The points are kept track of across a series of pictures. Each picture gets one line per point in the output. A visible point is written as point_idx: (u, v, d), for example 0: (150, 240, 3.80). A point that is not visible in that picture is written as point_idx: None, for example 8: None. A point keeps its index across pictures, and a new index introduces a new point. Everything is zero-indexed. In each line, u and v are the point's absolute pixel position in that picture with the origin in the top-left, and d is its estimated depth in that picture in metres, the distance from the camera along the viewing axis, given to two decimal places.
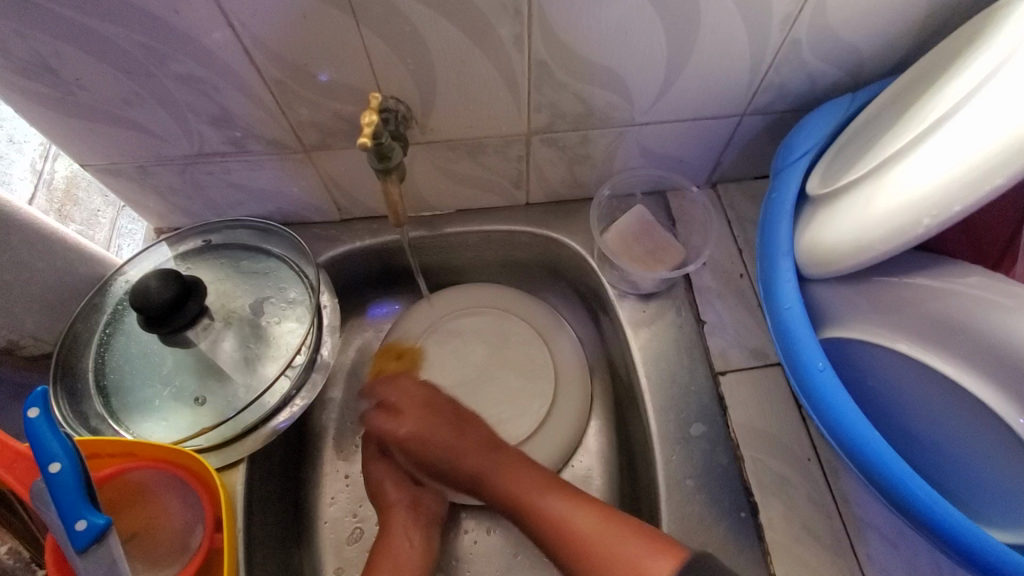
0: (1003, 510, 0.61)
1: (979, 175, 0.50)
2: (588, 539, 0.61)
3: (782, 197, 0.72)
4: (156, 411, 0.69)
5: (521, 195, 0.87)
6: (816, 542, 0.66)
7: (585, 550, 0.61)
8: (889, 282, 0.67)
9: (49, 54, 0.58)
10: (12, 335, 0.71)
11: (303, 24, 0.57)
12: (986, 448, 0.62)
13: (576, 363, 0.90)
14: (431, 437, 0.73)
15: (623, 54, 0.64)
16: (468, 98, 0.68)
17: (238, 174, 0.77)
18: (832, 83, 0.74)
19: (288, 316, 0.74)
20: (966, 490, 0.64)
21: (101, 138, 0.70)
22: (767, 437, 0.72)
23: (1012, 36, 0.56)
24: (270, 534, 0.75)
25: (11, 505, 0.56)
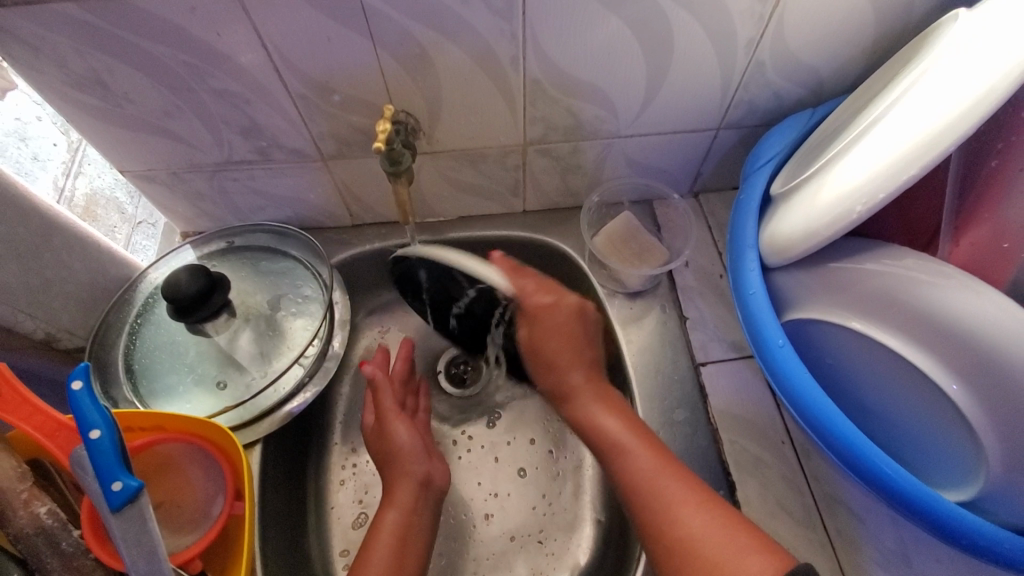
0: (946, 468, 0.49)
1: (904, 163, 0.39)
2: (691, 529, 0.44)
3: (747, 200, 0.55)
4: (182, 397, 0.58)
5: (517, 203, 0.71)
6: (787, 515, 0.54)
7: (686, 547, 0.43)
8: (848, 266, 0.49)
9: (99, 68, 0.48)
10: (48, 329, 0.58)
11: (327, 47, 0.48)
12: (927, 413, 0.48)
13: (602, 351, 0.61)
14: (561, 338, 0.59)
15: (661, 54, 0.51)
16: (467, 106, 0.55)
17: (264, 181, 0.63)
18: (797, 101, 0.59)
19: (301, 312, 0.62)
20: (916, 454, 0.50)
21: (116, 141, 0.57)
22: (745, 422, 0.58)
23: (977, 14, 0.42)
24: (282, 515, 0.61)
25: (49, 477, 0.48)
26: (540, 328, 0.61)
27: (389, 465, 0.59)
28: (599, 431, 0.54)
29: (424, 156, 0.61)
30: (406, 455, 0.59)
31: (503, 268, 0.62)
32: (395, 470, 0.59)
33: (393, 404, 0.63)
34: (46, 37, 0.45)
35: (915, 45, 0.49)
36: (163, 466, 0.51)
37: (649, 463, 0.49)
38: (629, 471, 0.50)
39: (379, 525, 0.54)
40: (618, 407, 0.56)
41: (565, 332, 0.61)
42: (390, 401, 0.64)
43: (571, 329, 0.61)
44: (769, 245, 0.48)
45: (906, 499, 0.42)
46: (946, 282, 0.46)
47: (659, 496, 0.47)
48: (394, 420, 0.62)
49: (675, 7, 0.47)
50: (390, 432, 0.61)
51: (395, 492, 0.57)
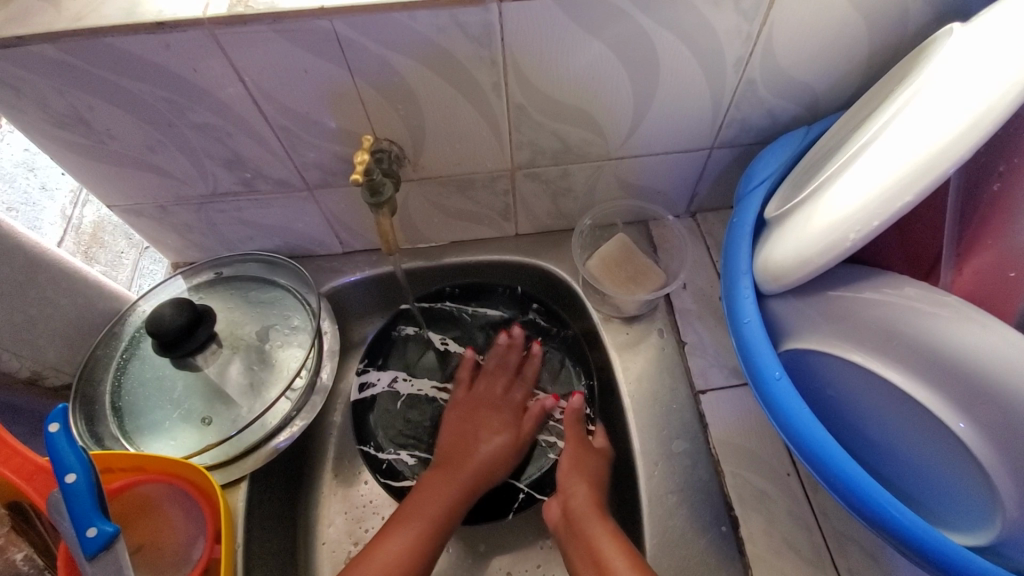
0: (954, 506, 0.45)
1: (899, 188, 0.37)
2: None
3: (740, 223, 0.53)
4: (168, 432, 0.56)
5: (509, 227, 0.69)
6: (795, 553, 0.51)
7: None
8: (846, 294, 0.47)
9: (78, 106, 0.48)
10: (33, 367, 0.58)
11: (306, 79, 0.47)
12: (937, 447, 0.45)
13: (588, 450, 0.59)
14: (569, 462, 0.58)
15: (647, 76, 0.50)
16: (452, 133, 0.54)
17: (251, 212, 0.63)
18: (792, 119, 0.57)
19: (290, 343, 0.61)
20: (926, 491, 0.47)
21: (101, 176, 0.56)
22: (747, 453, 0.55)
23: (970, 32, 0.41)
24: (271, 554, 0.59)
25: (28, 517, 0.47)
26: (576, 449, 0.59)
27: (466, 456, 0.59)
28: (582, 530, 0.52)
29: (410, 183, 0.60)
30: (481, 465, 0.59)
31: (572, 414, 0.62)
32: (465, 462, 0.58)
33: (506, 410, 0.64)
34: (25, 78, 0.45)
35: (912, 58, 0.48)
36: (143, 506, 0.50)
37: (608, 532, 0.51)
38: (586, 542, 0.52)
39: (428, 505, 0.54)
40: (601, 513, 0.54)
41: (590, 471, 0.57)
42: (498, 400, 0.64)
43: (594, 471, 0.58)
44: (765, 272, 0.45)
45: (919, 544, 0.39)
46: (941, 311, 0.43)
47: (604, 563, 0.49)
48: (493, 424, 0.62)
49: (658, 28, 0.46)
50: (488, 434, 0.61)
51: (452, 476, 0.57)
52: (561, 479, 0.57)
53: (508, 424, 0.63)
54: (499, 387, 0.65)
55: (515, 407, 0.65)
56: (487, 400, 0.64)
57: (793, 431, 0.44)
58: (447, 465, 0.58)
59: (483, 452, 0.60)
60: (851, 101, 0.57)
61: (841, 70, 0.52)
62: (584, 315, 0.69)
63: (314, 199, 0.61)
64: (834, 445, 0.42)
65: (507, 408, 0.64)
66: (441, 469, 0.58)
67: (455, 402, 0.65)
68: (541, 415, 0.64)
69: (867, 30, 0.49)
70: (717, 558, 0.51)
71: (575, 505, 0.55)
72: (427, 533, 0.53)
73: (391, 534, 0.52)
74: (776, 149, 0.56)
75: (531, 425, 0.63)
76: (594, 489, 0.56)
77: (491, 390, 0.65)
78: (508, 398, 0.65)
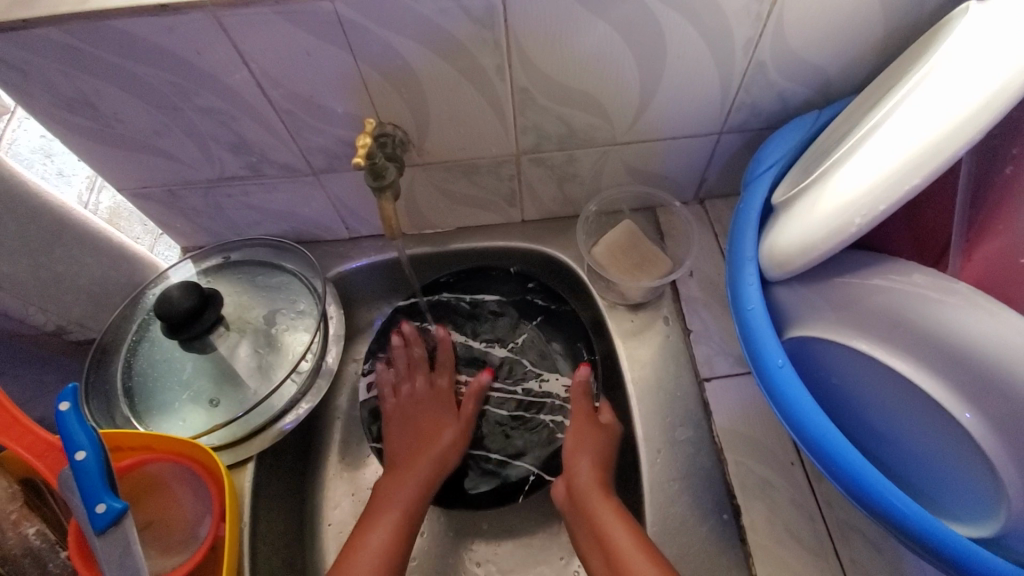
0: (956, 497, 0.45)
1: (907, 171, 0.36)
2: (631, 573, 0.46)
3: (746, 209, 0.52)
4: (178, 413, 0.57)
5: (514, 214, 0.69)
6: (795, 541, 0.50)
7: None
8: (854, 281, 0.46)
9: (86, 89, 0.48)
10: (59, 321, 0.65)
11: (309, 62, 0.47)
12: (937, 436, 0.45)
13: (595, 430, 0.58)
14: (574, 442, 0.58)
15: (653, 58, 0.49)
16: (455, 118, 0.54)
17: (258, 197, 0.63)
18: (803, 103, 0.56)
19: (297, 327, 0.62)
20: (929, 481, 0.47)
21: (110, 161, 0.57)
22: (751, 442, 0.55)
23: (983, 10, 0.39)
24: (276, 533, 0.60)
25: (42, 495, 0.50)
26: (582, 425, 0.58)
27: (416, 455, 0.60)
28: (585, 508, 0.53)
29: (414, 168, 0.60)
30: (438, 456, 0.60)
31: (578, 388, 0.61)
32: (421, 459, 0.59)
33: (438, 401, 0.65)
34: (33, 62, 0.45)
35: (926, 40, 0.46)
36: (152, 484, 0.51)
37: (613, 510, 0.52)
38: (593, 520, 0.52)
39: (389, 494, 0.56)
40: (608, 493, 0.54)
41: (597, 451, 0.57)
42: (428, 399, 0.64)
43: (600, 449, 0.57)
44: (769, 259, 0.44)
45: (919, 534, 0.39)
46: (949, 298, 0.42)
47: (612, 544, 0.49)
48: (435, 420, 0.63)
49: (663, 8, 0.45)
50: (433, 429, 0.62)
51: (400, 480, 0.58)
52: (567, 459, 0.57)
53: (449, 419, 0.63)
54: (422, 387, 0.65)
55: (450, 398, 0.66)
56: (423, 395, 0.65)
57: (794, 422, 0.43)
58: (397, 466, 0.59)
59: (444, 440, 0.61)
60: (865, 83, 0.55)
61: (854, 51, 0.51)
62: (589, 303, 0.69)
63: (320, 184, 0.62)
64: (835, 434, 0.41)
65: (440, 399, 0.65)
66: (389, 474, 0.59)
67: (387, 412, 0.64)
68: (477, 395, 0.65)
69: (881, 9, 0.47)
70: (718, 545, 0.51)
71: (580, 481, 0.55)
72: (399, 518, 0.55)
73: (365, 530, 0.54)
74: (785, 133, 0.54)
75: (469, 407, 0.64)
76: (602, 471, 0.55)
77: (416, 395, 0.65)
78: (433, 382, 0.66)
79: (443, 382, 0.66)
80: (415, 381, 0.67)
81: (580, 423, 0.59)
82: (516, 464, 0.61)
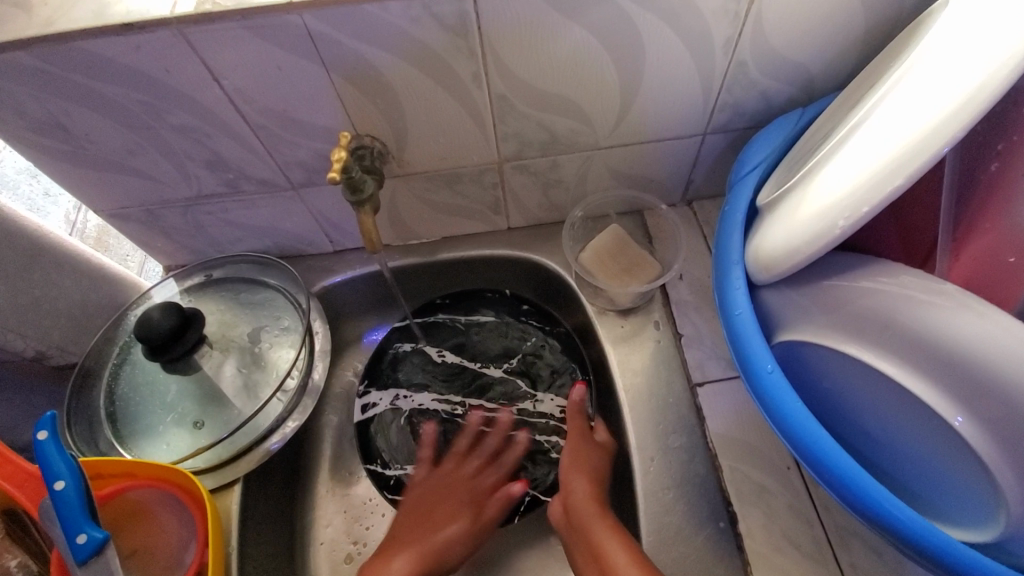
0: (953, 501, 0.44)
1: (891, 170, 0.35)
2: None
3: (731, 212, 0.51)
4: (162, 436, 0.56)
5: (500, 221, 0.68)
6: (794, 548, 0.49)
7: None
8: (842, 283, 0.45)
9: (55, 111, 0.47)
10: (39, 347, 0.62)
11: (281, 77, 0.46)
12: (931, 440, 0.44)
13: (594, 447, 0.58)
14: (570, 461, 0.57)
15: (632, 62, 0.48)
16: (434, 127, 0.53)
17: (238, 214, 0.62)
18: (787, 101, 0.55)
19: (281, 344, 0.61)
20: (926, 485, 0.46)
21: (86, 182, 0.56)
22: (746, 447, 0.54)
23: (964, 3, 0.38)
24: (266, 554, 0.59)
25: (25, 525, 0.48)
26: (577, 443, 0.57)
27: (413, 540, 0.54)
28: (581, 524, 0.52)
29: (395, 179, 0.59)
30: (438, 559, 0.54)
31: (574, 405, 0.60)
32: (425, 544, 0.54)
33: (464, 492, 0.58)
34: (0, 85, 0.44)
35: (906, 35, 0.46)
36: (134, 511, 0.50)
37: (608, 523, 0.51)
38: (588, 534, 0.51)
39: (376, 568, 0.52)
40: (604, 510, 0.52)
41: (592, 467, 0.56)
42: (455, 484, 0.59)
43: (595, 467, 0.56)
44: (754, 262, 0.43)
45: (917, 542, 0.38)
46: (938, 300, 0.41)
47: (606, 559, 0.48)
48: (444, 512, 0.57)
49: (640, 11, 0.44)
50: (438, 526, 0.56)
51: (386, 562, 0.52)
52: (563, 476, 0.56)
53: (461, 517, 0.57)
54: (466, 469, 0.60)
55: (478, 488, 0.59)
56: (448, 482, 0.59)
57: (786, 428, 0.42)
58: (383, 552, 0.54)
59: (438, 542, 0.55)
60: (849, 79, 0.54)
61: (836, 47, 0.50)
62: (579, 310, 0.68)
63: (301, 199, 0.61)
64: (826, 440, 0.40)
65: (465, 489, 0.59)
66: (378, 558, 0.53)
67: (415, 482, 0.60)
68: (507, 505, 0.58)
69: (860, 4, 0.47)
70: (715, 555, 0.50)
71: (576, 497, 0.54)
72: None
73: None
74: (768, 133, 0.53)
75: (491, 514, 0.57)
76: (595, 489, 0.54)
77: (453, 474, 0.60)
78: (474, 481, 0.59)
79: (445, 504, 0.57)
80: (411, 403, 0.66)
81: (575, 441, 0.58)
82: (514, 484, 0.61)
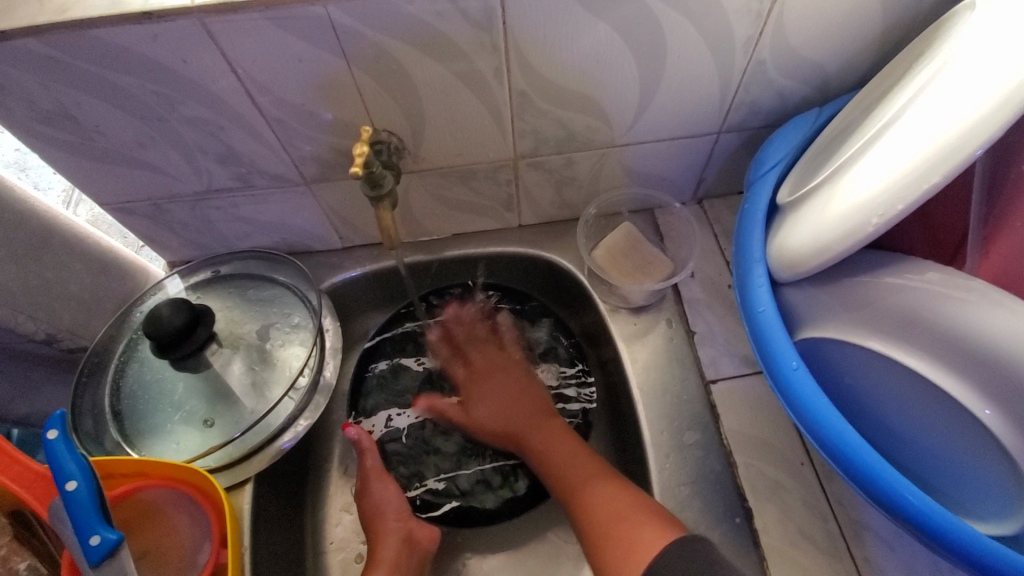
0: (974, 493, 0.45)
1: (928, 169, 0.36)
2: (594, 509, 0.50)
3: (752, 209, 0.51)
4: (170, 436, 0.55)
5: (512, 218, 0.68)
6: (810, 543, 0.50)
7: (587, 512, 0.51)
8: (866, 281, 0.47)
9: (65, 101, 0.46)
10: (49, 329, 0.62)
11: (302, 69, 0.45)
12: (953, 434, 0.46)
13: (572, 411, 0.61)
14: (485, 380, 0.64)
15: (654, 61, 0.49)
16: (452, 123, 0.53)
17: (248, 209, 0.61)
18: (801, 101, 0.56)
19: (292, 342, 0.60)
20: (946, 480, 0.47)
21: (92, 175, 0.55)
22: (760, 443, 0.55)
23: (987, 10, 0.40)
24: (276, 554, 0.58)
25: (30, 526, 0.47)
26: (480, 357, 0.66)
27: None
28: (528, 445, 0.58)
29: (410, 175, 0.59)
30: None
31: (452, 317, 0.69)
32: None
33: (400, 544, 0.55)
34: (9, 74, 0.43)
35: (926, 36, 0.46)
36: (146, 513, 0.49)
37: (572, 451, 0.56)
38: (555, 470, 0.55)
39: None
40: (545, 419, 0.60)
41: (497, 380, 0.64)
42: (399, 542, 0.55)
43: (501, 379, 0.63)
44: (778, 260, 0.44)
45: (941, 537, 0.38)
46: (965, 295, 0.44)
47: (569, 480, 0.54)
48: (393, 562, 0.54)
49: (664, 9, 0.44)
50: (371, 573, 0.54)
51: None
52: (501, 422, 0.61)
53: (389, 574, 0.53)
54: (403, 521, 0.57)
55: (410, 546, 0.56)
56: (398, 534, 0.56)
57: (811, 425, 0.42)
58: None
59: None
60: (862, 80, 0.55)
61: (852, 48, 0.51)
62: (590, 309, 0.68)
63: (313, 194, 0.60)
64: (852, 436, 0.41)
65: (397, 542, 0.55)
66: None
67: (390, 523, 0.56)
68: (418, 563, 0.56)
69: (878, 7, 0.47)
70: (731, 551, 0.51)
71: (529, 433, 0.59)
72: None
73: None
74: (788, 134, 0.54)
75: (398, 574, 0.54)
76: (529, 403, 0.61)
77: (395, 525, 0.56)
78: (405, 532, 0.56)
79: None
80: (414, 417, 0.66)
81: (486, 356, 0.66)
82: None
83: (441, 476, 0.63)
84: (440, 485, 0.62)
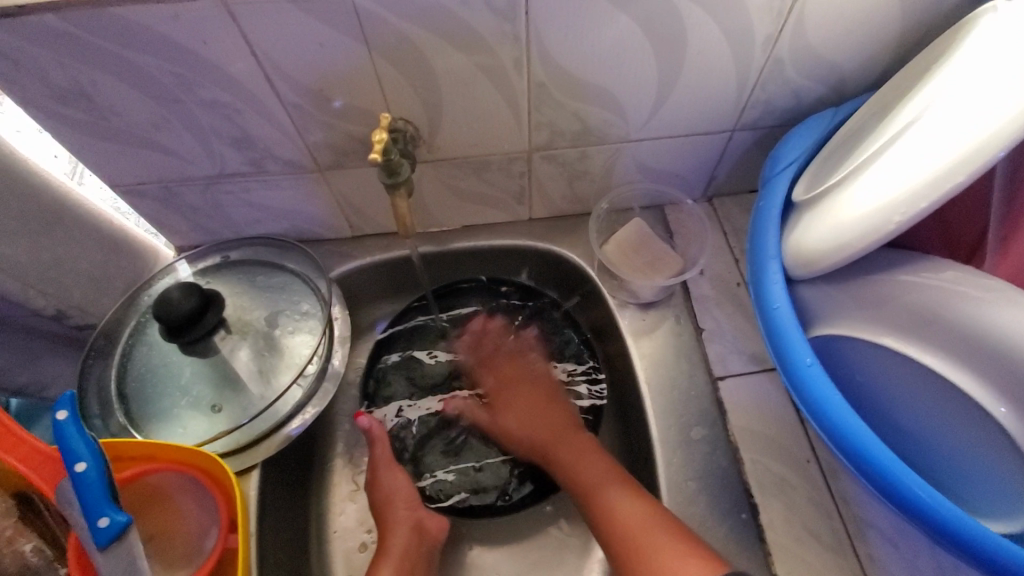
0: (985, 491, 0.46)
1: (951, 170, 0.36)
2: (621, 523, 0.49)
3: (766, 206, 0.52)
4: (176, 420, 0.55)
5: (522, 211, 0.68)
6: (815, 540, 0.50)
7: (614, 524, 0.50)
8: (885, 279, 0.49)
9: (81, 79, 0.46)
10: (59, 305, 0.63)
11: (322, 54, 0.45)
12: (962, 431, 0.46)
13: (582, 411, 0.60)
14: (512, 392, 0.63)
15: (674, 56, 0.49)
16: (469, 113, 0.53)
17: (260, 194, 0.61)
18: (816, 101, 0.56)
19: (300, 329, 0.59)
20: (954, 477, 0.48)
21: (104, 156, 0.54)
22: (767, 439, 0.55)
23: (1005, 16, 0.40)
24: (281, 540, 0.58)
25: (36, 507, 0.46)
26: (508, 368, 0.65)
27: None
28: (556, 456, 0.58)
29: (424, 165, 0.59)
30: None
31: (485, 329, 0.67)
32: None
33: (410, 535, 0.56)
34: (26, 50, 0.43)
35: (945, 38, 0.47)
36: (154, 495, 0.49)
37: (596, 462, 0.55)
38: (581, 481, 0.54)
39: None
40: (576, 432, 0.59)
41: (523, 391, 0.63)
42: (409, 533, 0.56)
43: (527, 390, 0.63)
44: (795, 258, 0.44)
45: (951, 533, 0.39)
46: (988, 296, 0.44)
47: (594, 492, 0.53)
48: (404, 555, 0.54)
49: (688, 3, 0.44)
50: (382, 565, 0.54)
51: None
52: (528, 431, 0.60)
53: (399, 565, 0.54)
54: (411, 509, 0.57)
55: (420, 536, 0.56)
56: (407, 524, 0.56)
57: (822, 421, 0.43)
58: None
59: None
60: (877, 81, 0.55)
61: (870, 49, 0.51)
62: (598, 304, 0.68)
63: (326, 181, 0.60)
64: (862, 432, 0.41)
65: (407, 532, 0.55)
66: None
67: (399, 514, 0.56)
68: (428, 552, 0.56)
69: (898, 8, 0.47)
70: (736, 546, 0.51)
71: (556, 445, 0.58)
72: None
73: None
74: (804, 133, 0.54)
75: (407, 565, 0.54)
76: (558, 416, 0.60)
77: (403, 515, 0.56)
78: (415, 524, 0.56)
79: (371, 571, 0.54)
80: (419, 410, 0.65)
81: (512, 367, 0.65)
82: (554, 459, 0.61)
83: (449, 469, 0.62)
84: (449, 477, 0.62)
